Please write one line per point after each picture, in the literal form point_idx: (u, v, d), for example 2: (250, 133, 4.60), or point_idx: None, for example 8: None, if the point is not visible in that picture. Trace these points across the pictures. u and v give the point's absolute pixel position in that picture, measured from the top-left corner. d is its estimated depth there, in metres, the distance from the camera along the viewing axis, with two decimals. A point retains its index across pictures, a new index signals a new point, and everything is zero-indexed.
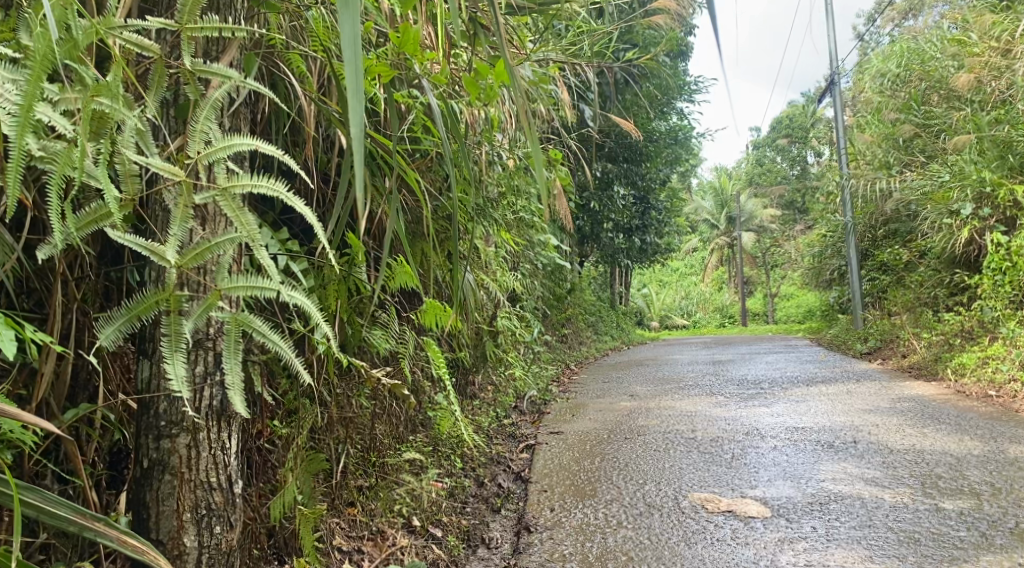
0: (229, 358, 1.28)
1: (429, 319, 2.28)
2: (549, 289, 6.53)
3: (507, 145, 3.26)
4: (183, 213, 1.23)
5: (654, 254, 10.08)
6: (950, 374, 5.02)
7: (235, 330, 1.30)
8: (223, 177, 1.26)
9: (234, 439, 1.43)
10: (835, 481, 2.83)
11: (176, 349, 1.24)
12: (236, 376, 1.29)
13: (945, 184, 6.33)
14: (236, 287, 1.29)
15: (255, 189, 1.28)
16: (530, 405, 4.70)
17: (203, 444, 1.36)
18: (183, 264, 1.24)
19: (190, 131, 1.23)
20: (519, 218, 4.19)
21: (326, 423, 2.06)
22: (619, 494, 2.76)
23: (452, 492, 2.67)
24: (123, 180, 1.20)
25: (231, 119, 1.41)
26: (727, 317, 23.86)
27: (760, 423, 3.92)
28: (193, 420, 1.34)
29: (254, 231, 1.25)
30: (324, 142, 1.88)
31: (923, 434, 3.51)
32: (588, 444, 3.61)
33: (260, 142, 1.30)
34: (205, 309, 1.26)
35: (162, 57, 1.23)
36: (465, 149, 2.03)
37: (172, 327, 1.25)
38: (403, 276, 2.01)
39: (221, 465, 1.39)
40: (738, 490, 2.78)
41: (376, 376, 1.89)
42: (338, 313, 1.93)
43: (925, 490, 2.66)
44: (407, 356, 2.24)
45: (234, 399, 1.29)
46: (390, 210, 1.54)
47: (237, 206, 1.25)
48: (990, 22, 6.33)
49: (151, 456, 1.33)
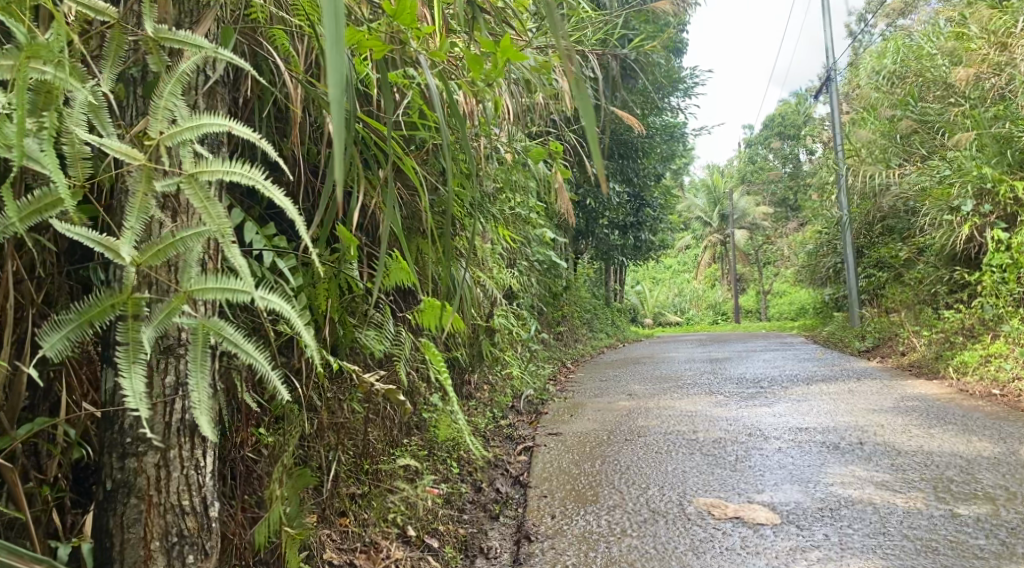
0: (195, 372, 1.18)
1: (428, 319, 2.16)
2: (544, 286, 6.42)
3: (504, 138, 3.16)
4: (142, 201, 1.12)
5: (649, 251, 9.99)
6: (951, 373, 4.95)
7: (203, 337, 1.19)
8: (190, 162, 1.14)
9: (210, 456, 1.31)
10: (845, 485, 2.73)
11: (134, 362, 1.12)
12: (202, 396, 1.18)
13: (945, 180, 6.25)
14: (208, 291, 1.17)
15: (226, 175, 1.16)
16: (527, 405, 4.61)
17: (174, 464, 1.25)
18: (143, 261, 1.12)
19: (152, 108, 1.14)
20: (516, 214, 4.08)
21: (317, 430, 1.96)
22: (621, 499, 2.66)
23: (449, 499, 2.57)
24: (72, 163, 1.12)
25: (206, 100, 1.30)
26: (721, 314, 23.83)
27: (762, 424, 3.84)
28: (162, 437, 1.24)
29: (224, 225, 1.14)
30: (313, 130, 1.78)
31: (930, 434, 3.42)
32: (588, 445, 3.52)
33: (233, 124, 1.19)
34: (167, 315, 1.14)
35: (120, 23, 1.16)
36: (464, 136, 1.91)
37: (131, 336, 1.13)
38: (398, 273, 1.89)
39: (194, 486, 1.28)
40: (744, 494, 2.68)
41: (368, 381, 1.78)
42: (329, 314, 1.82)
43: (938, 495, 2.57)
44: (403, 358, 2.12)
45: (200, 420, 1.18)
46: (385, 203, 1.42)
47: (205, 195, 1.14)
48: (989, 17, 6.26)
49: (115, 477, 1.23)
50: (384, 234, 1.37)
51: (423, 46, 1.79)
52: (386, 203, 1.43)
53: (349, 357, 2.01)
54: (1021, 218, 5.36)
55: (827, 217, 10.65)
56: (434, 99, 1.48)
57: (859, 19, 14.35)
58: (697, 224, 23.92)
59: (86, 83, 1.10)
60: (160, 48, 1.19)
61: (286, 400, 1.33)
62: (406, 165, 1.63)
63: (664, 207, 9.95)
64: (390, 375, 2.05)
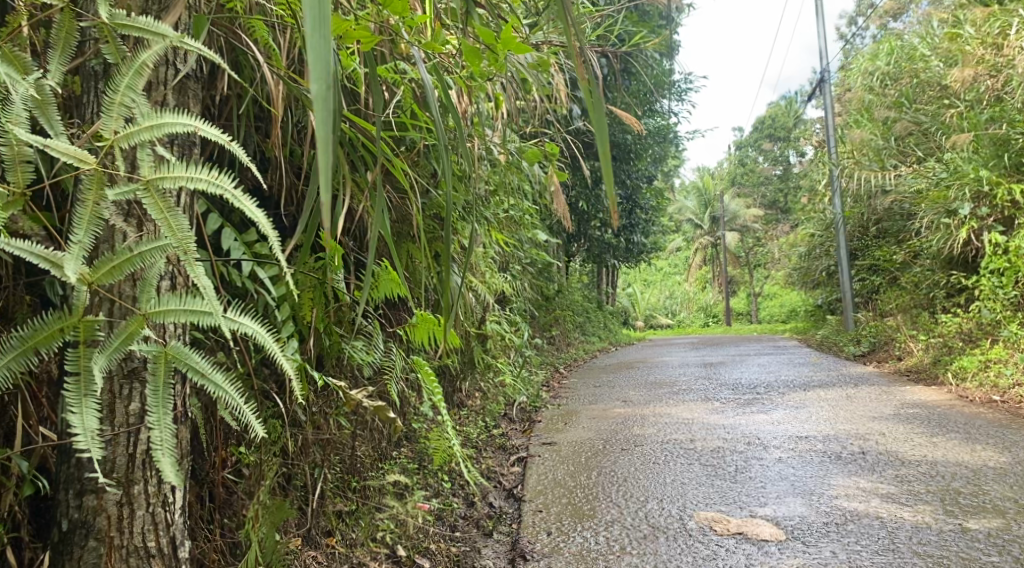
0: (156, 406, 1.12)
1: (419, 336, 2.07)
2: (537, 290, 6.34)
3: (497, 139, 3.07)
4: (94, 211, 1.03)
5: (641, 253, 9.93)
6: (950, 378, 4.89)
7: (164, 365, 1.13)
8: (150, 166, 1.07)
9: (178, 492, 1.23)
10: (849, 498, 2.65)
11: (85, 396, 1.05)
12: (163, 436, 1.12)
13: (941, 182, 6.20)
14: (168, 314, 1.09)
15: (189, 182, 1.08)
16: (520, 412, 4.51)
17: (139, 501, 1.17)
18: (94, 279, 1.03)
19: (106, 104, 1.05)
20: (510, 217, 3.99)
21: (301, 446, 1.86)
22: (619, 514, 2.57)
23: (440, 515, 2.47)
24: (11, 167, 1.01)
25: (177, 96, 1.20)
26: (711, 315, 23.90)
27: (761, 431, 3.76)
28: (124, 472, 1.15)
29: (187, 241, 1.07)
30: (297, 130, 1.69)
31: (934, 443, 3.35)
32: (583, 455, 3.42)
33: (199, 124, 1.11)
34: (123, 342, 1.07)
35: (69, 8, 1.08)
36: (459, 135, 1.81)
37: (82, 367, 1.05)
38: (388, 284, 1.80)
39: (161, 524, 1.19)
40: (746, 508, 2.59)
41: (354, 399, 1.69)
42: (314, 324, 1.73)
43: (946, 508, 2.49)
44: (394, 375, 2.02)
45: (161, 463, 1.11)
46: (374, 209, 1.30)
47: (165, 206, 1.06)
48: (985, 19, 6.22)
49: (73, 516, 1.13)
50: (373, 245, 1.25)
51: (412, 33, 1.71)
52: (375, 210, 1.30)
53: (337, 369, 1.91)
54: (1018, 221, 5.33)
55: (819, 220, 10.62)
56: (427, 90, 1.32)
57: (851, 22, 14.35)
58: (689, 226, 23.90)
59: (28, 77, 1.02)
60: (117, 35, 1.10)
61: (259, 438, 1.26)
62: (396, 167, 1.51)
63: (657, 209, 9.88)
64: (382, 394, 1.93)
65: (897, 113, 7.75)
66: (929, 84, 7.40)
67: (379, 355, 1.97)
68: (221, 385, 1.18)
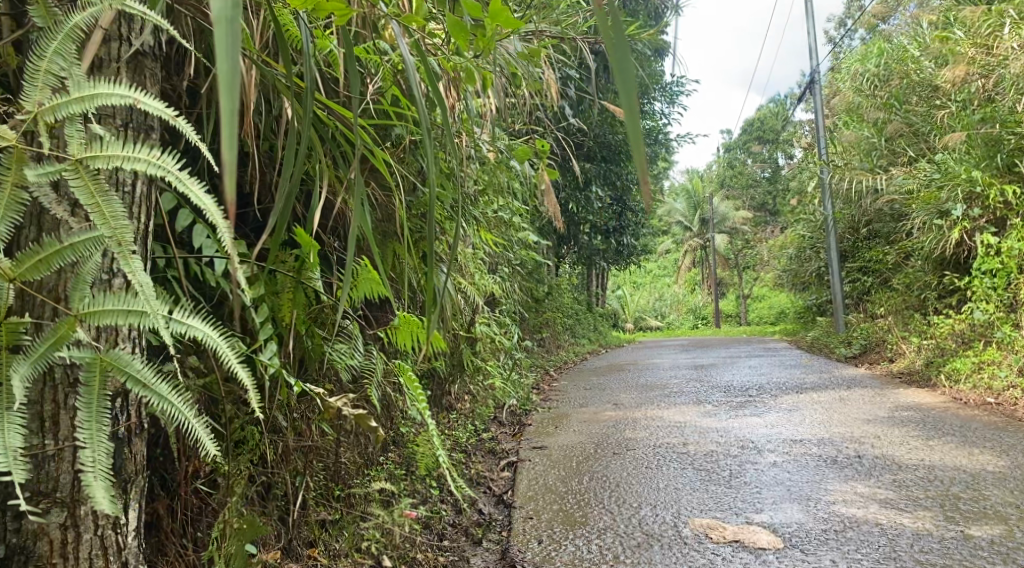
0: (89, 420, 1.04)
1: (402, 340, 1.98)
2: (527, 291, 6.27)
3: (485, 136, 3.00)
4: (16, 195, 0.96)
5: (631, 255, 9.88)
6: (944, 381, 4.85)
7: (100, 374, 1.06)
8: (78, 144, 1.00)
9: (131, 513, 1.17)
10: (847, 504, 2.59)
11: (7, 409, 0.98)
12: (96, 454, 1.05)
13: (933, 183, 6.18)
14: (103, 314, 1.03)
15: (125, 161, 1.00)
16: (510, 415, 4.44)
17: (85, 523, 1.10)
18: (16, 273, 0.97)
19: (31, 72, 0.98)
20: (499, 217, 3.92)
21: (282, 452, 1.76)
22: (613, 521, 2.49)
23: (428, 523, 2.39)
24: None
25: (132, 76, 1.14)
26: (701, 317, 23.97)
27: (754, 434, 3.69)
28: (68, 491, 1.07)
29: (121, 230, 1.01)
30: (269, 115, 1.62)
31: (930, 447, 3.30)
32: (575, 460, 3.34)
33: (140, 97, 1.04)
34: (51, 346, 1.00)
35: None
36: (444, 123, 1.72)
37: (2, 377, 0.98)
38: (368, 284, 1.72)
39: (112, 548, 1.13)
40: (742, 515, 2.52)
41: (335, 407, 1.61)
42: (295, 325, 1.66)
43: (947, 515, 2.43)
44: (375, 382, 1.92)
45: (92, 487, 1.03)
46: (353, 203, 1.20)
47: (97, 188, 1.00)
48: (977, 20, 6.20)
49: (9, 542, 1.05)
50: (354, 244, 1.17)
51: (393, 10, 1.64)
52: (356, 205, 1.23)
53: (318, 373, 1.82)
54: (1011, 222, 5.30)
55: (809, 222, 10.62)
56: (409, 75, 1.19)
57: (840, 24, 14.36)
58: (678, 229, 23.91)
59: None
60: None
61: (215, 455, 1.19)
62: (381, 160, 1.42)
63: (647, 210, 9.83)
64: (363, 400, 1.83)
65: (887, 114, 7.74)
66: (918, 86, 7.39)
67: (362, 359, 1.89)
68: (166, 396, 1.11)
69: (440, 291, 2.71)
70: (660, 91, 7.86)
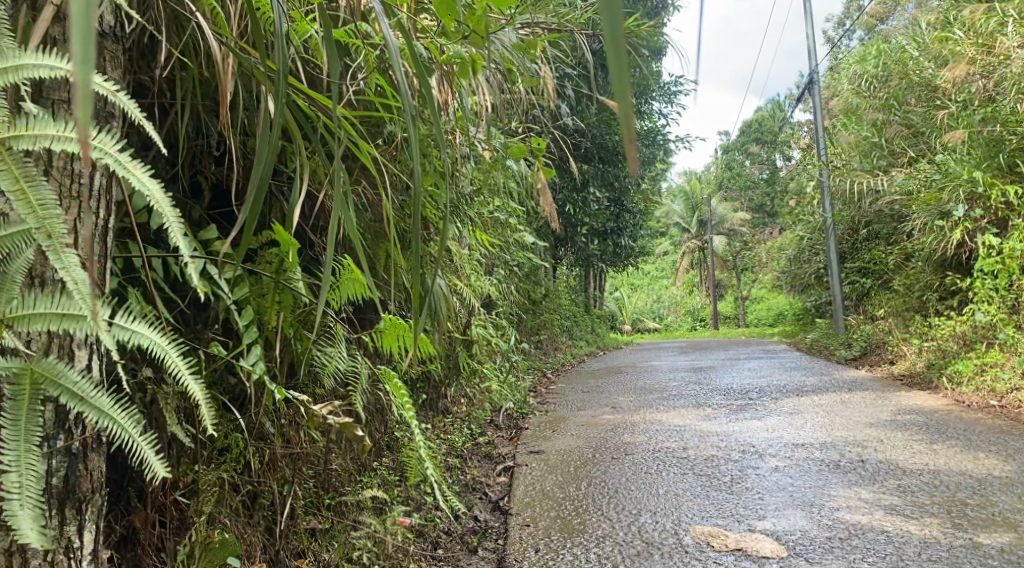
0: (15, 439, 1.00)
1: (388, 343, 1.90)
2: (524, 292, 6.21)
3: (480, 134, 2.94)
4: None
5: (628, 257, 9.82)
6: (946, 383, 4.79)
7: (30, 385, 1.02)
8: (3, 122, 0.97)
9: (85, 535, 1.11)
10: (851, 510, 2.52)
11: None
12: (24, 478, 1.00)
13: (934, 184, 6.12)
14: (35, 318, 1.02)
15: (52, 142, 0.99)
16: (507, 419, 4.38)
17: (33, 550, 1.04)
18: None
19: None
20: (496, 218, 3.86)
21: (269, 460, 1.69)
22: (612, 529, 2.43)
23: (422, 530, 2.33)
24: None
25: (89, 58, 1.11)
26: (699, 319, 23.89)
27: (755, 438, 3.63)
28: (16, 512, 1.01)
29: (51, 222, 1.00)
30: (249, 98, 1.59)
31: (934, 451, 3.24)
32: (572, 465, 3.28)
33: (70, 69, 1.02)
34: None
35: None
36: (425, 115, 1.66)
37: None
38: (352, 284, 1.66)
39: None
40: (744, 522, 2.46)
41: (320, 415, 1.54)
42: (282, 328, 1.61)
43: (955, 522, 2.37)
44: (361, 389, 1.84)
45: (17, 516, 0.99)
46: (334, 192, 1.14)
47: (24, 173, 0.98)
48: (977, 20, 6.16)
49: None
50: (333, 244, 1.04)
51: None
52: (336, 200, 1.13)
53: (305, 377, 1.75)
54: (1013, 223, 5.25)
55: (807, 223, 10.57)
56: (394, 59, 1.06)
57: (839, 25, 14.31)
58: (676, 230, 23.84)
59: None
60: None
61: (160, 479, 1.17)
62: (367, 154, 1.33)
63: (645, 212, 9.77)
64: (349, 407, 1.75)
65: (886, 115, 7.69)
66: (918, 87, 7.35)
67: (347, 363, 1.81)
68: (105, 413, 1.08)
69: (435, 294, 2.64)
70: (658, 91, 7.81)
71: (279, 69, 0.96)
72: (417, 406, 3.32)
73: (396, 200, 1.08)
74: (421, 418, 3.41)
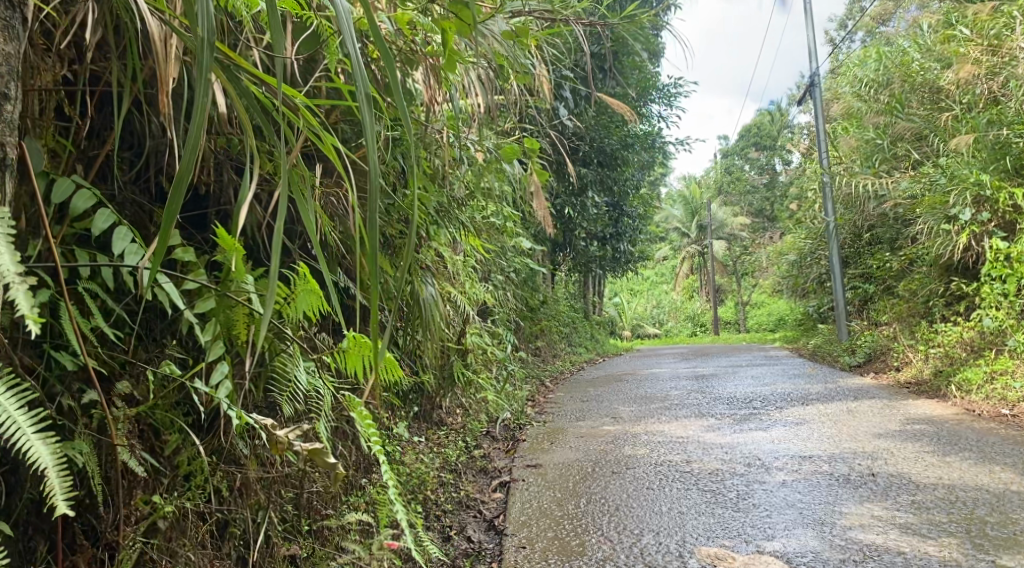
0: None
1: (350, 367, 1.73)
2: (522, 298, 6.11)
3: (473, 136, 2.83)
4: None
5: (627, 263, 9.69)
6: (954, 391, 4.66)
7: None
8: None
9: None
10: (865, 530, 2.39)
11: None
12: None
13: (940, 187, 5.98)
14: None
15: None
16: (503, 430, 4.24)
17: None
18: None
19: None
20: (492, 223, 3.76)
21: (241, 485, 1.57)
22: (611, 551, 2.30)
23: (410, 554, 2.20)
24: None
25: None
26: (699, 325, 23.67)
27: (760, 450, 3.51)
28: None
29: None
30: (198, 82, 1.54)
31: (947, 464, 3.11)
32: (571, 480, 3.14)
33: None
34: None
35: None
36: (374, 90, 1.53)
37: None
38: (308, 295, 1.55)
39: None
40: (752, 543, 2.33)
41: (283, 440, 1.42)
42: (252, 342, 1.51)
43: (975, 542, 2.25)
44: (324, 416, 1.69)
45: None
46: (281, 182, 1.01)
47: None
48: (982, 20, 6.08)
49: None
50: (276, 246, 0.92)
51: None
52: (282, 198, 0.99)
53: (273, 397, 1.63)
54: (1020, 226, 5.15)
55: (808, 228, 10.44)
56: (345, 30, 0.94)
57: (840, 27, 14.19)
58: (676, 235, 23.75)
59: None
60: None
61: None
62: (327, 146, 1.22)
63: (644, 217, 9.65)
64: (311, 434, 1.60)
65: (890, 117, 7.59)
66: (921, 88, 7.26)
67: (304, 388, 1.65)
68: None
69: (425, 302, 2.52)
70: (658, 94, 7.71)
71: (204, 36, 0.88)
72: (409, 418, 3.20)
73: (369, 195, 0.90)
74: (414, 431, 3.29)
